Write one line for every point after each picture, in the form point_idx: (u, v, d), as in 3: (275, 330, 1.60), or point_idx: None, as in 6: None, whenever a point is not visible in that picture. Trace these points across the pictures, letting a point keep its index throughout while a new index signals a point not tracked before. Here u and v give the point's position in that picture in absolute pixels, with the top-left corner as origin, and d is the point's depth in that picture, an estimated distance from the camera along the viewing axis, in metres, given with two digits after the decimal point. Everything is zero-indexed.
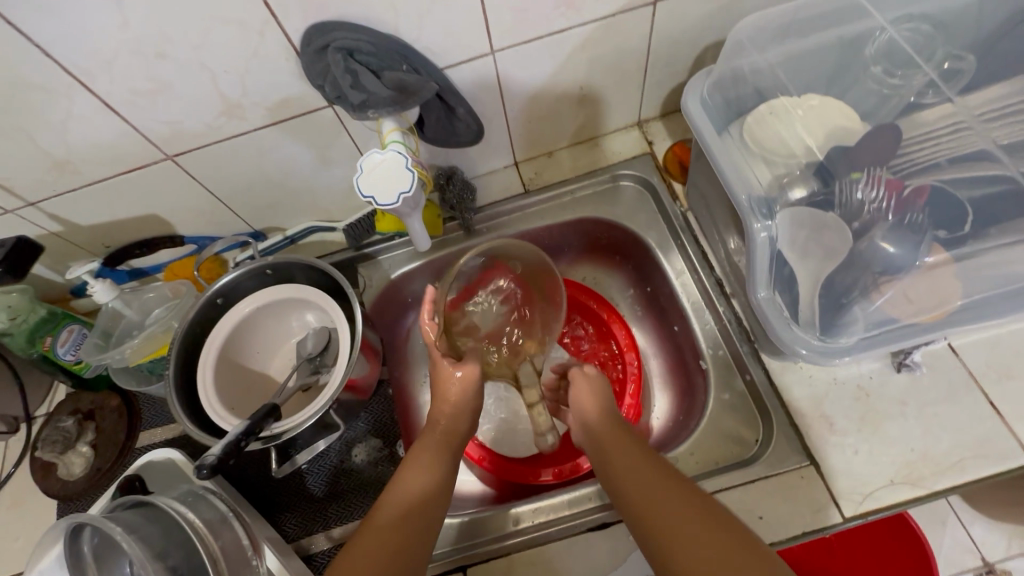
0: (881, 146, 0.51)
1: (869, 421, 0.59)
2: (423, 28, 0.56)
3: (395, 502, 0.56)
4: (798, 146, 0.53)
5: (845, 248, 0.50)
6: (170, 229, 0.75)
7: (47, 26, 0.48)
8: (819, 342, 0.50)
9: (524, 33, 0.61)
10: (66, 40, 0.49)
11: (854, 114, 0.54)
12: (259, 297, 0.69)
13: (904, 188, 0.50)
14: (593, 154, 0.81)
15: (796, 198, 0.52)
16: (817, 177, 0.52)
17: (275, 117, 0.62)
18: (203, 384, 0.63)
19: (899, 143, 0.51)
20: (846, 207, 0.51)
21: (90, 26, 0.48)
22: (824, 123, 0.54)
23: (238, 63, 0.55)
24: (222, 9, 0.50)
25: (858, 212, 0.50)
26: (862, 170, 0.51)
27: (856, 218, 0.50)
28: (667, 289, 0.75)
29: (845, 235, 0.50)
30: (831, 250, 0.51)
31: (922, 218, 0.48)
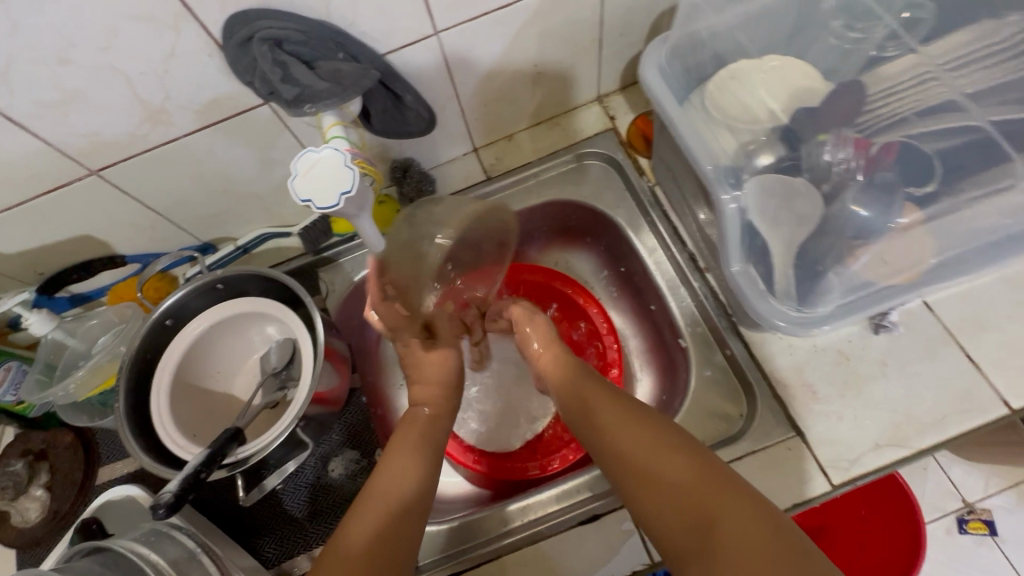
0: (846, 105, 0.50)
1: (851, 385, 0.58)
2: (357, 11, 0.52)
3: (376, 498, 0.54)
4: (761, 111, 0.51)
5: (817, 215, 0.49)
6: (108, 249, 0.69)
7: None
8: (796, 313, 0.49)
9: (468, 9, 0.57)
10: None
11: (817, 73, 0.52)
12: (212, 314, 0.64)
13: (872, 145, 0.48)
14: (554, 133, 0.78)
15: (764, 164, 0.51)
16: (784, 141, 0.51)
17: (205, 120, 0.57)
18: (158, 413, 0.59)
19: (862, 102, 0.50)
20: (814, 170, 0.50)
21: None
22: (787, 84, 0.52)
23: (154, 63, 0.50)
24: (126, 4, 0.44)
25: (827, 174, 0.49)
26: (829, 132, 0.50)
27: (825, 181, 0.49)
28: (641, 268, 0.73)
29: (815, 200, 0.49)
30: (802, 217, 0.49)
31: (892, 176, 0.47)
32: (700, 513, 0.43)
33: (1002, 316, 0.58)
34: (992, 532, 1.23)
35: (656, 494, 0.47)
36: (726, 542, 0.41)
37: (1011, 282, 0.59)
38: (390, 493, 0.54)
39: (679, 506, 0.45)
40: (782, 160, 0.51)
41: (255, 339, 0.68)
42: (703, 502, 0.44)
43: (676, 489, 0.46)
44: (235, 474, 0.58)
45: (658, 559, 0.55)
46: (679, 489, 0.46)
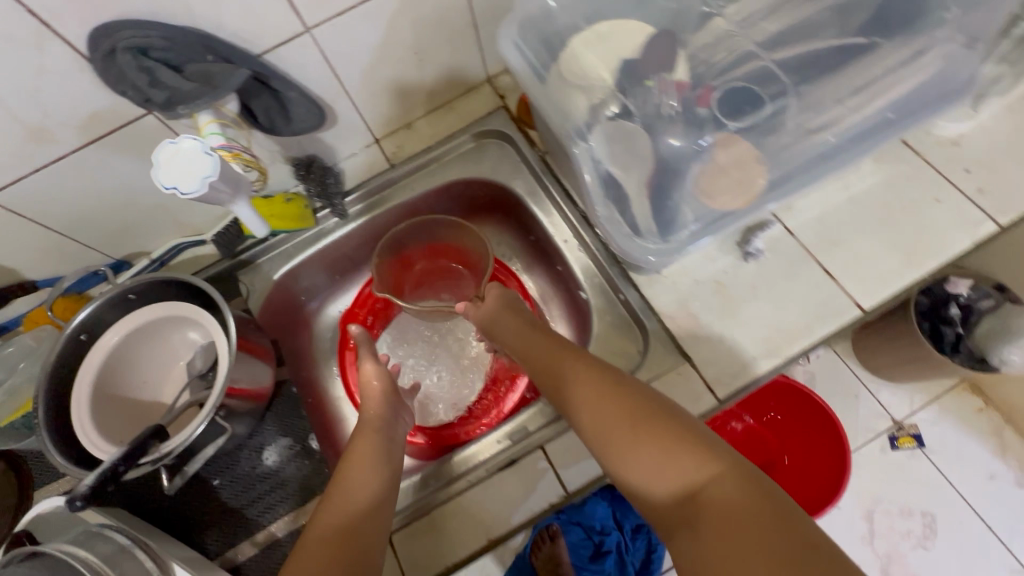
0: (662, 53, 0.55)
1: (729, 309, 0.64)
2: (221, 14, 0.55)
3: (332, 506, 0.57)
4: (600, 71, 0.56)
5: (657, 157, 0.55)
6: (16, 276, 0.70)
7: None
8: (660, 246, 0.55)
9: (334, 4, 0.61)
10: None
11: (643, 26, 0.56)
12: (128, 324, 0.66)
13: (691, 90, 0.56)
14: (450, 117, 0.82)
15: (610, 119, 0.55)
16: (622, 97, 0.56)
17: (92, 135, 0.59)
18: (79, 423, 0.60)
19: (676, 48, 0.56)
20: (647, 116, 0.56)
21: None
22: (620, 40, 0.56)
23: (24, 82, 0.52)
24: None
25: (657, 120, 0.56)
26: (653, 77, 0.55)
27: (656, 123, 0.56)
28: (543, 234, 0.78)
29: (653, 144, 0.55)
30: (647, 159, 0.55)
31: (709, 114, 0.55)
32: (680, 487, 0.44)
33: (849, 231, 0.66)
34: (920, 444, 1.34)
35: (638, 474, 0.48)
36: (705, 512, 0.42)
37: (855, 201, 0.67)
38: (350, 501, 0.57)
39: (659, 481, 0.46)
40: (619, 114, 0.56)
41: (178, 344, 0.70)
42: (686, 476, 0.45)
43: (654, 468, 0.47)
44: (165, 469, 0.60)
45: (572, 489, 0.60)
46: (659, 463, 0.47)
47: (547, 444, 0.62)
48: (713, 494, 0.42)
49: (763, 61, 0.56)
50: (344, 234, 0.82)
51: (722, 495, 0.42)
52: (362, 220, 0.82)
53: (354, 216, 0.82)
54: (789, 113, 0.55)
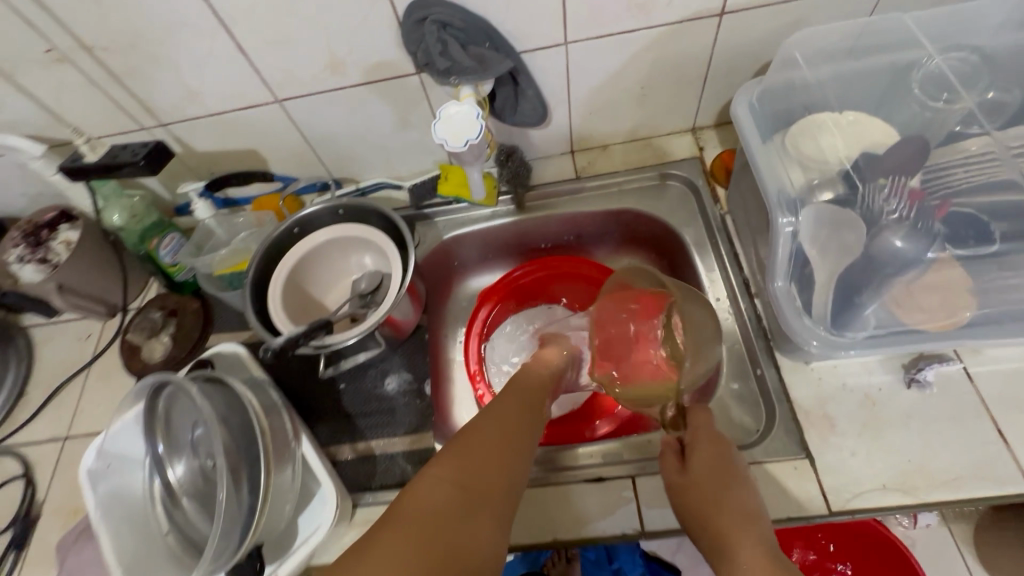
0: (908, 156, 0.54)
1: (872, 427, 0.61)
2: (510, 13, 0.64)
3: (463, 457, 0.49)
4: (834, 155, 0.57)
5: (861, 248, 0.53)
6: (264, 165, 0.85)
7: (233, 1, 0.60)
8: (826, 333, 0.54)
9: (598, 29, 0.68)
10: (246, 19, 0.63)
11: (889, 128, 0.57)
12: (330, 231, 0.78)
13: (927, 201, 0.52)
14: (644, 152, 0.87)
15: (824, 198, 0.56)
16: (845, 181, 0.55)
17: (368, 76, 0.71)
18: (273, 296, 0.73)
19: (912, 156, 0.54)
20: (867, 210, 0.54)
21: None
22: (864, 138, 0.57)
23: (351, 27, 0.65)
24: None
25: (877, 218, 0.53)
26: (888, 176, 0.54)
27: (873, 221, 0.53)
28: (697, 282, 0.79)
29: (862, 235, 0.53)
30: (848, 248, 0.54)
31: (936, 227, 0.51)
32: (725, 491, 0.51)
33: None
34: None
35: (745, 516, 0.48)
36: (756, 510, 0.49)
37: None
38: (426, 508, 0.43)
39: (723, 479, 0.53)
40: (837, 197, 0.55)
41: (348, 271, 0.81)
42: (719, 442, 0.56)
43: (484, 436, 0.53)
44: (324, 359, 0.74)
45: (647, 528, 0.60)
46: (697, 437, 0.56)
47: (637, 477, 0.63)
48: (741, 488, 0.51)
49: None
50: (514, 222, 0.89)
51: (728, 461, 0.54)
52: (533, 215, 0.89)
53: (528, 209, 0.88)
54: None
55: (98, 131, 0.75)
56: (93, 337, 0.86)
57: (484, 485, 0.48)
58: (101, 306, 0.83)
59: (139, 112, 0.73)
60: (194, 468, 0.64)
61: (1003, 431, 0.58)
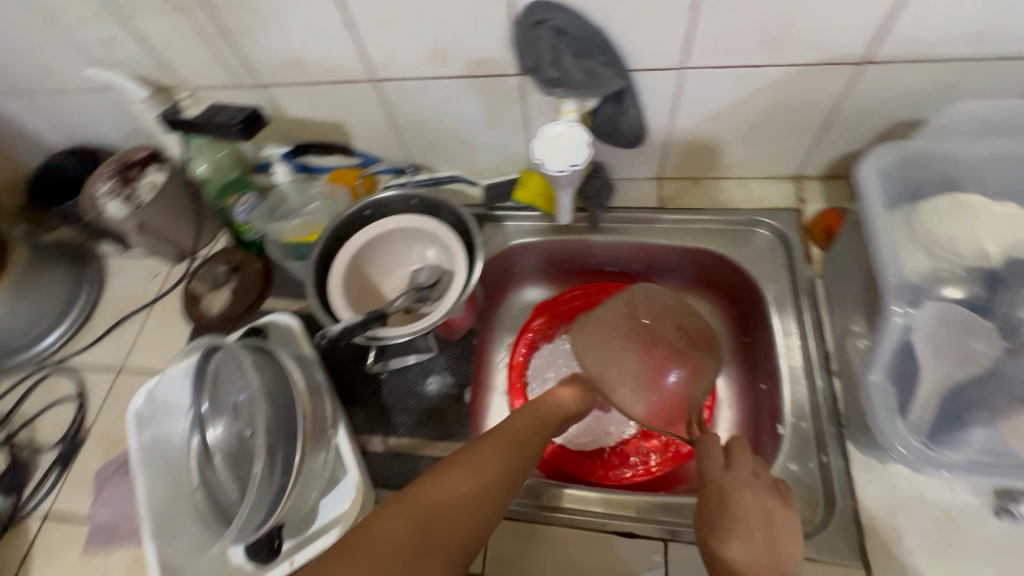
0: None
1: (945, 551, 0.55)
2: (631, 29, 0.60)
3: (427, 499, 0.48)
4: (971, 248, 0.51)
5: (988, 363, 0.48)
6: (347, 140, 0.84)
7: None
8: (922, 446, 0.49)
9: (720, 59, 0.63)
10: None
11: None
12: (400, 219, 0.76)
13: None
14: (737, 193, 0.82)
15: (948, 295, 0.50)
16: (984, 283, 0.50)
17: (468, 71, 0.69)
18: (334, 276, 0.72)
19: None
20: (1004, 323, 0.49)
21: None
22: (1014, 231, 0.50)
23: (462, 18, 0.62)
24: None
25: (1015, 332, 0.48)
26: None
27: (1011, 336, 0.48)
28: (769, 344, 0.74)
29: (994, 348, 0.48)
30: (972, 359, 0.49)
31: None
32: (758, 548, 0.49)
33: None
34: None
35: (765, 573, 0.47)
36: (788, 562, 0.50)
37: None
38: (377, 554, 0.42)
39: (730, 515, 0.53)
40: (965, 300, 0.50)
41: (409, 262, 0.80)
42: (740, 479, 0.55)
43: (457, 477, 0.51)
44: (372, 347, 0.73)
45: None
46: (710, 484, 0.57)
47: (669, 542, 0.61)
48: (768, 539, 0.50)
49: None
50: (584, 240, 0.85)
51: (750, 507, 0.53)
52: (605, 237, 0.84)
53: (602, 230, 0.84)
54: None
55: (199, 83, 0.76)
56: (160, 277, 0.89)
57: (439, 528, 0.46)
58: (171, 250, 0.86)
59: (240, 70, 0.73)
60: (231, 433, 0.65)
61: None
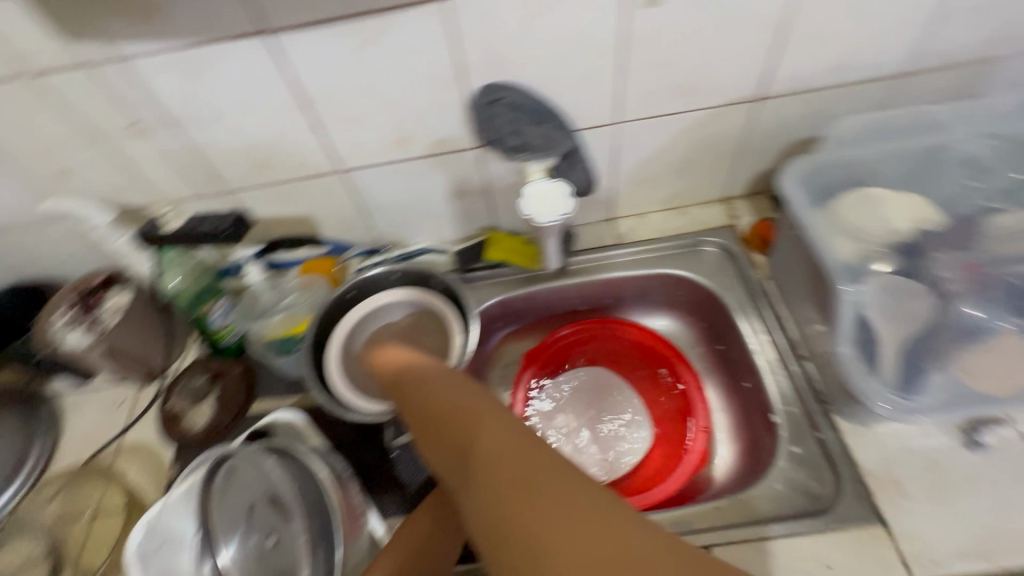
0: (961, 237, 0.61)
1: (939, 490, 0.62)
2: (571, 96, 0.70)
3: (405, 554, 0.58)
4: (883, 228, 0.62)
5: (925, 317, 0.59)
6: (315, 231, 0.87)
7: (314, 80, 0.64)
8: (898, 398, 0.56)
9: (646, 111, 0.74)
10: (324, 98, 0.67)
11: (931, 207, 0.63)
12: (385, 295, 0.79)
13: (983, 271, 0.59)
14: (680, 221, 0.92)
15: (880, 270, 0.60)
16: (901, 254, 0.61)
17: (431, 149, 0.75)
18: (331, 363, 0.73)
19: (970, 238, 0.61)
20: (929, 282, 0.60)
21: (374, 64, 0.63)
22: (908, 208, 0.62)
23: (423, 106, 0.69)
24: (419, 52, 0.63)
25: (936, 287, 0.60)
26: (943, 252, 0.61)
27: (937, 290, 0.60)
28: (741, 345, 0.81)
29: (924, 307, 0.59)
30: (913, 317, 0.59)
31: (994, 298, 0.58)
32: (471, 426, 0.49)
33: None
34: None
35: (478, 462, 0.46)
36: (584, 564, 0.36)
37: None
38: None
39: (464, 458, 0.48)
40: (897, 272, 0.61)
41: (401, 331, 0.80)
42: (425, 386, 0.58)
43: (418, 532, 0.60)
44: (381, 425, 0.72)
45: None
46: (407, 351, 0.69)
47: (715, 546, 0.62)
48: (526, 489, 0.42)
49: None
50: (556, 285, 0.91)
51: (554, 496, 0.40)
52: (575, 279, 0.90)
53: (571, 274, 0.91)
54: None
55: (158, 198, 0.76)
56: (127, 404, 0.83)
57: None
58: (140, 371, 0.81)
59: (205, 181, 0.75)
60: None
61: None
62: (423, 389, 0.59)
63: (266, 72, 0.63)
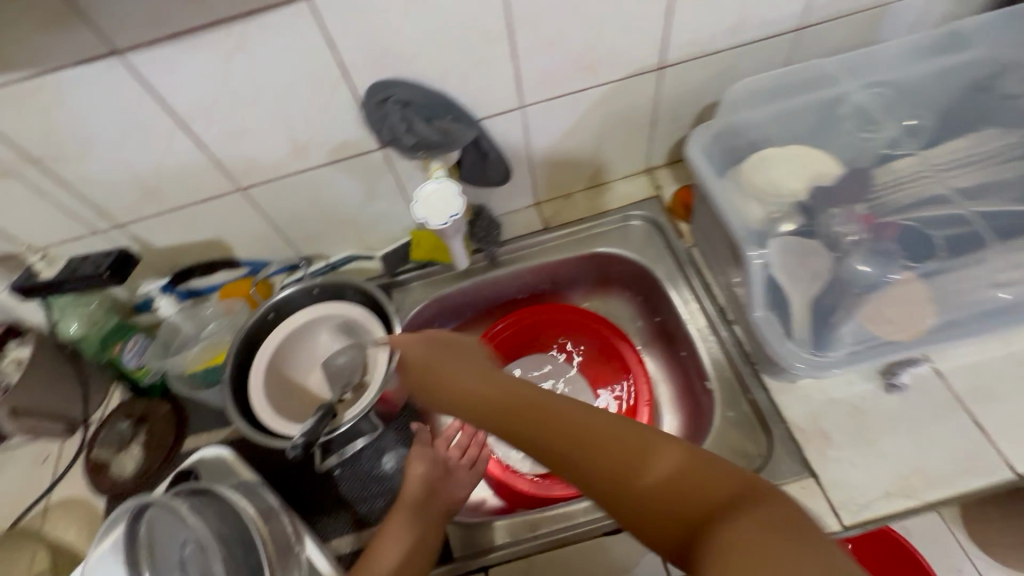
0: (856, 188, 0.62)
1: (864, 436, 0.64)
2: (467, 85, 0.67)
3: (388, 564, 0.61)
4: (786, 188, 0.63)
5: (829, 272, 0.59)
6: (229, 253, 0.83)
7: (186, 98, 0.60)
8: (810, 356, 0.57)
9: (549, 92, 0.72)
10: (202, 116, 0.62)
11: (833, 161, 0.64)
12: (308, 313, 0.77)
13: (877, 222, 0.61)
14: (606, 198, 0.91)
15: (786, 230, 0.61)
16: (803, 212, 0.62)
17: (332, 155, 0.72)
18: (255, 392, 0.71)
19: (867, 189, 0.63)
20: (828, 238, 0.61)
21: (248, 75, 0.59)
22: (809, 166, 0.64)
23: (312, 112, 0.65)
24: (294, 57, 0.59)
25: (839, 242, 0.61)
26: (839, 207, 0.62)
27: (837, 246, 0.61)
28: (674, 315, 0.82)
29: (828, 261, 0.60)
30: (818, 273, 0.60)
31: (892, 247, 0.60)
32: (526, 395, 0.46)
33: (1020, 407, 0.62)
34: None
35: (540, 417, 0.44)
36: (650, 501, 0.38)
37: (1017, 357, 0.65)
38: None
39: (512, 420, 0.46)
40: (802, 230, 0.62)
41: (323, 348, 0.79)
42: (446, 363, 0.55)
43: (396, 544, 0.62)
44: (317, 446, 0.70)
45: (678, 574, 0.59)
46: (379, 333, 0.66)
47: None
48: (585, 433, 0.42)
49: (951, 209, 0.60)
50: (489, 278, 0.90)
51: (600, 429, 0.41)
52: (508, 269, 0.89)
53: (503, 264, 0.89)
54: (979, 264, 0.56)
55: (45, 241, 0.71)
56: (51, 461, 0.79)
57: None
58: (59, 424, 0.77)
59: (93, 218, 0.70)
60: None
61: (981, 425, 0.62)
62: (458, 360, 0.55)
63: (130, 95, 0.58)
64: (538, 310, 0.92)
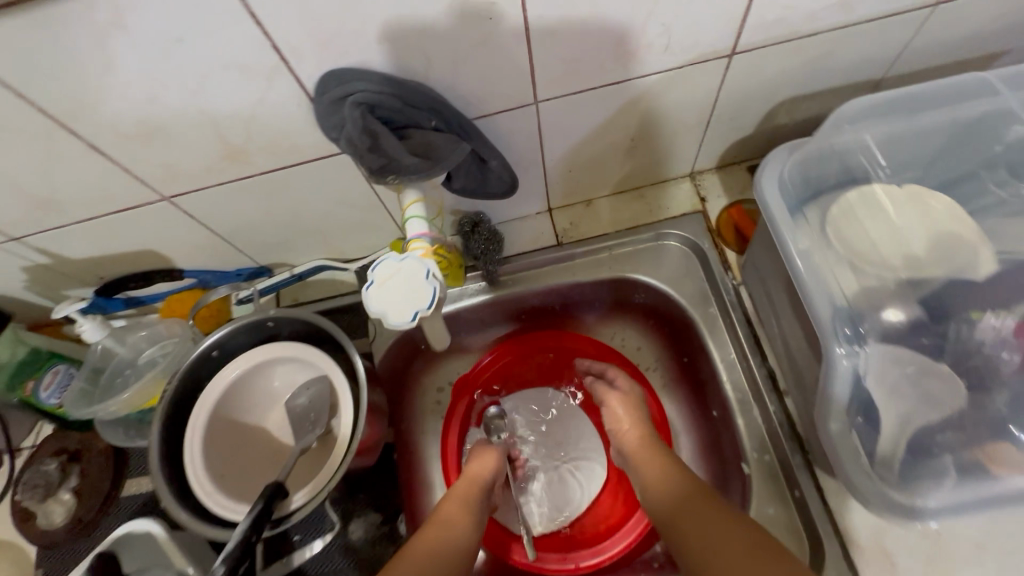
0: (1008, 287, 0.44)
1: (939, 565, 0.51)
2: (459, 75, 0.48)
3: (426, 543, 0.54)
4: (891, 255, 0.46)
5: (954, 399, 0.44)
6: (168, 263, 0.68)
7: (57, 92, 0.42)
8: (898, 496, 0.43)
9: (573, 83, 0.53)
10: (89, 113, 0.45)
11: (968, 217, 0.46)
12: (260, 353, 0.63)
13: None
14: (636, 208, 0.73)
15: (890, 319, 0.45)
16: (924, 304, 0.46)
17: (280, 160, 0.54)
18: (191, 453, 0.58)
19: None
20: (962, 348, 0.45)
21: (140, 61, 0.41)
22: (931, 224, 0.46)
23: (244, 109, 0.47)
24: (203, 38, 0.40)
25: (975, 353, 0.45)
26: (985, 310, 0.44)
27: (971, 357, 0.45)
28: (709, 369, 0.66)
29: (955, 387, 0.44)
30: (936, 398, 0.44)
31: None
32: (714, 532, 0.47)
33: None
34: None
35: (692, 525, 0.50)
36: None
37: None
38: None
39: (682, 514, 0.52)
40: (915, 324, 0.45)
41: (279, 388, 0.66)
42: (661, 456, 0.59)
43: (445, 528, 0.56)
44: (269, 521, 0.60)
45: None
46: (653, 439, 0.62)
47: None
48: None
49: None
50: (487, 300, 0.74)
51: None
52: (510, 291, 0.73)
53: (504, 284, 0.73)
54: None
55: None
56: None
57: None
58: None
59: None
60: None
61: None
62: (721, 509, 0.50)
63: None
64: (546, 336, 0.76)
